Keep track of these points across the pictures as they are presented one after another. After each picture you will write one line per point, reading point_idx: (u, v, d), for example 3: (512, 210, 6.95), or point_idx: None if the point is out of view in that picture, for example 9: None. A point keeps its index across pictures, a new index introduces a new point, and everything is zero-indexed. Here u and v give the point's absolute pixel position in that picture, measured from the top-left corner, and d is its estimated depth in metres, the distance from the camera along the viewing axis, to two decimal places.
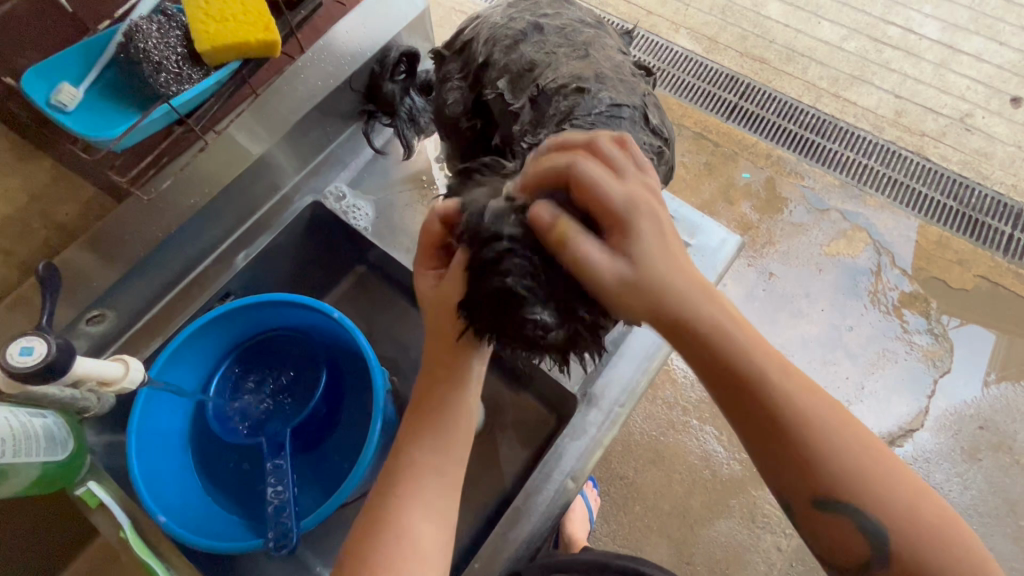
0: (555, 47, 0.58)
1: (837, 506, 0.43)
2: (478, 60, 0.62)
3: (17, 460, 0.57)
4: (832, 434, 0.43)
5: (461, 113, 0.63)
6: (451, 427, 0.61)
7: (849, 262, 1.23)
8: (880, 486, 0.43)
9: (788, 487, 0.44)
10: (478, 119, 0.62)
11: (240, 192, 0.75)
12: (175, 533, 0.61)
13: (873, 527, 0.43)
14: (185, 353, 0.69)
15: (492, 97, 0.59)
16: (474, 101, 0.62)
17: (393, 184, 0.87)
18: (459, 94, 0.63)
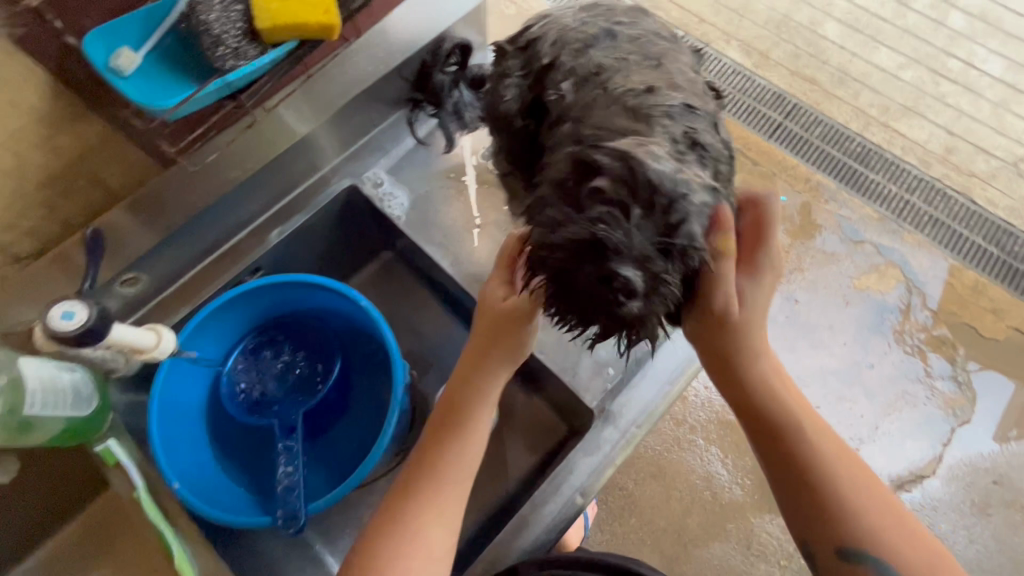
0: (625, 54, 0.56)
1: (856, 552, 0.50)
2: (542, 61, 0.60)
3: (45, 414, 0.59)
4: (849, 478, 0.52)
5: (515, 112, 0.62)
6: (463, 432, 0.60)
7: (877, 298, 1.20)
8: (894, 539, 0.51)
9: (809, 531, 0.52)
10: (531, 119, 0.62)
11: (280, 168, 0.75)
12: (187, 501, 0.62)
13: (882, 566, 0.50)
14: (211, 324, 0.70)
15: (553, 97, 0.58)
16: (531, 101, 0.61)
17: (432, 176, 0.86)
18: (518, 92, 0.63)
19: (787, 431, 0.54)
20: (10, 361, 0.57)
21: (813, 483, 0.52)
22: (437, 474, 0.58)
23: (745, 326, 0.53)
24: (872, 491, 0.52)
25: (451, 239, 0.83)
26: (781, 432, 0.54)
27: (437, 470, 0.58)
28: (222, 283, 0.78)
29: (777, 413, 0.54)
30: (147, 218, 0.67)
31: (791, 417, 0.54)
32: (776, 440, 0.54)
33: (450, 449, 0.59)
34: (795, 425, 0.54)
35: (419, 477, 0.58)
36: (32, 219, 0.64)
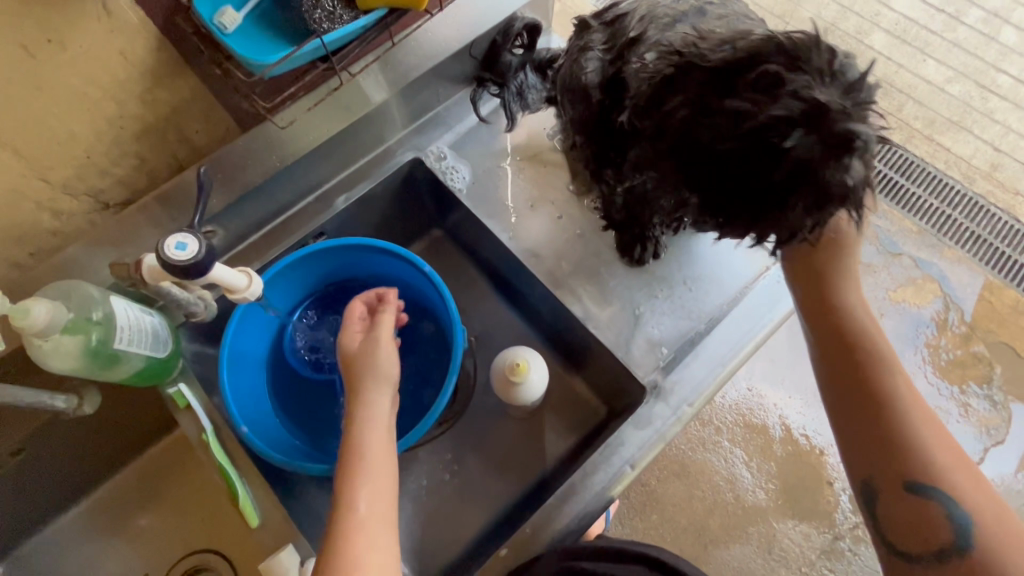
0: (715, 25, 0.57)
1: (923, 485, 0.52)
2: (629, 35, 0.61)
3: (129, 349, 0.62)
4: (925, 412, 0.55)
5: (594, 85, 0.63)
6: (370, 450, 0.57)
7: (914, 312, 1.18)
8: (959, 475, 0.53)
9: (879, 460, 0.54)
10: (608, 94, 0.63)
11: (349, 139, 0.78)
12: (253, 445, 0.65)
13: (949, 501, 0.52)
14: (280, 281, 0.73)
15: (636, 67, 0.58)
16: (611, 76, 0.62)
17: (491, 154, 0.88)
18: (599, 65, 0.63)
19: (868, 359, 0.58)
20: (106, 297, 0.61)
21: (885, 408, 0.55)
22: (348, 489, 0.55)
23: (841, 260, 0.60)
24: (942, 434, 0.55)
25: (504, 215, 0.84)
26: (863, 355, 0.58)
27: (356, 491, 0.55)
28: (290, 242, 0.80)
29: (862, 339, 0.59)
30: (225, 179, 0.70)
31: (876, 352, 0.58)
32: (854, 364, 0.58)
33: (350, 461, 0.56)
34: (878, 354, 0.58)
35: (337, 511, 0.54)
36: (123, 168, 0.68)
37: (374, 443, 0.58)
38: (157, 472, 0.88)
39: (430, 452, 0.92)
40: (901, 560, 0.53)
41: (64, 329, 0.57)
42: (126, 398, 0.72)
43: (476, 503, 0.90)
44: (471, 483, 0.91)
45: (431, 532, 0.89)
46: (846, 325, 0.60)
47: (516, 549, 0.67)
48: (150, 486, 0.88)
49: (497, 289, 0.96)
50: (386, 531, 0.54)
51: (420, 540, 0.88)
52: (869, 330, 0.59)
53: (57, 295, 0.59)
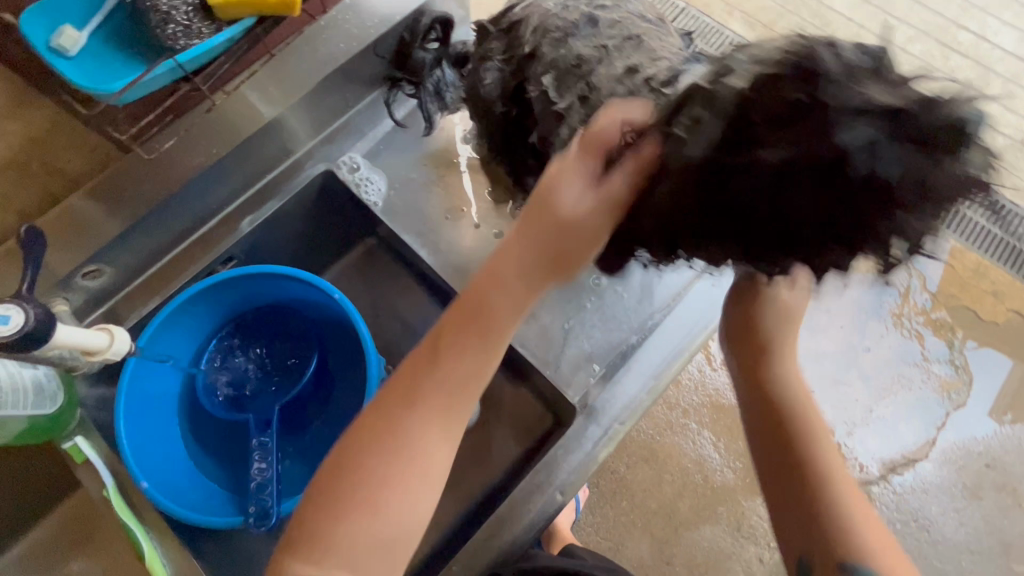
0: (607, 39, 0.56)
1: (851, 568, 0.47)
2: (523, 50, 0.60)
3: (3, 413, 0.57)
4: (851, 491, 0.50)
5: (496, 98, 0.64)
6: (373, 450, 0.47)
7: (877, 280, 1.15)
8: (889, 559, 0.47)
9: (803, 539, 0.49)
10: (513, 106, 0.63)
11: (250, 153, 0.72)
12: (155, 501, 0.61)
13: None
14: (178, 320, 0.67)
15: (535, 93, 0.58)
16: (512, 89, 0.62)
17: (411, 163, 0.81)
18: (497, 77, 0.63)
19: (794, 428, 0.53)
20: None
21: (809, 482, 0.50)
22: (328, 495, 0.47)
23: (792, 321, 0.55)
24: (869, 518, 0.49)
25: (431, 228, 0.79)
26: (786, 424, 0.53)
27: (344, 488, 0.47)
28: (197, 270, 0.74)
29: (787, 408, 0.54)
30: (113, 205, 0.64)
31: (801, 412, 0.53)
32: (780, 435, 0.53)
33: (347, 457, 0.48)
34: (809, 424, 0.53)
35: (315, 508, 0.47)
36: None
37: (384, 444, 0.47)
38: (89, 513, 0.85)
39: None
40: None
41: None
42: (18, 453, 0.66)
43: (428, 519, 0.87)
44: None
45: None
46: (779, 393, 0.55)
47: None
48: (82, 528, 0.84)
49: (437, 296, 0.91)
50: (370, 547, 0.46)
51: None
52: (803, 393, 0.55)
53: None
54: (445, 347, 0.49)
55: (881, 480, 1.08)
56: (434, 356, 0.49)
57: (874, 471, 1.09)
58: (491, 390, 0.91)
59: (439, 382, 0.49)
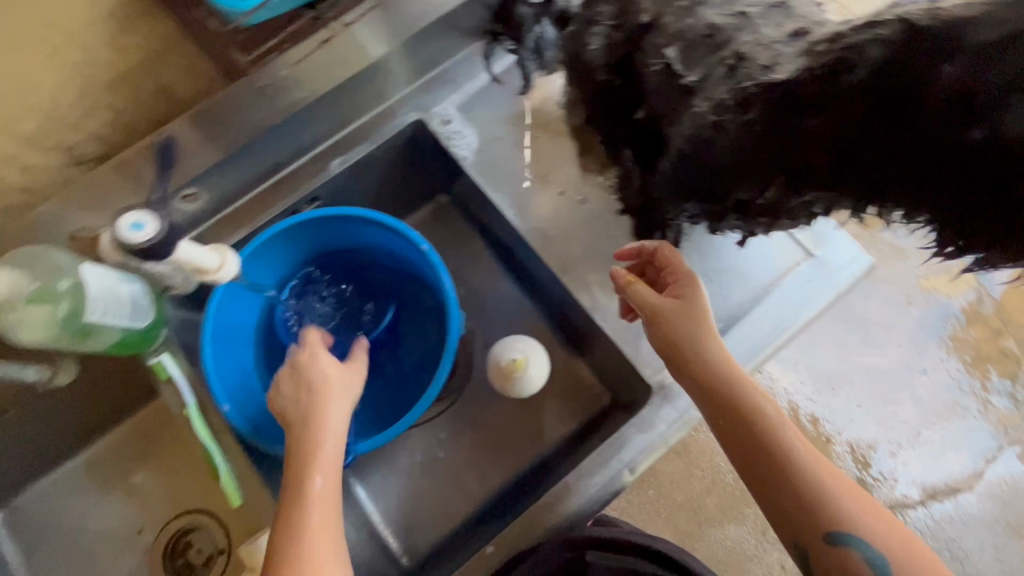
0: (746, 7, 0.49)
1: (841, 537, 0.51)
2: (641, 18, 0.53)
3: (102, 321, 0.58)
4: (819, 467, 0.53)
5: (601, 64, 0.58)
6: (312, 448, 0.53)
7: (942, 301, 1.30)
8: (867, 519, 0.51)
9: (792, 528, 0.52)
10: (617, 76, 0.59)
11: (349, 94, 0.71)
12: (235, 424, 0.62)
13: (866, 546, 0.50)
14: (266, 252, 0.68)
15: (655, 68, 0.51)
16: (619, 59, 0.57)
17: (504, 120, 0.79)
18: (603, 44, 0.57)
19: (756, 424, 0.54)
20: (73, 265, 0.56)
21: (784, 474, 0.52)
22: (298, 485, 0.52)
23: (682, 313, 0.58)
24: (845, 485, 0.53)
25: (520, 186, 0.77)
26: (743, 419, 0.55)
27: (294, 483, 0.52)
28: (283, 207, 0.74)
29: (743, 403, 0.55)
30: (211, 133, 0.63)
31: (742, 406, 0.55)
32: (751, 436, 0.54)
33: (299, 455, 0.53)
34: (764, 416, 0.54)
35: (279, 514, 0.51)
36: (95, 120, 0.62)
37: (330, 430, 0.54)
38: (155, 428, 0.88)
39: (426, 427, 0.90)
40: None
41: (28, 298, 0.53)
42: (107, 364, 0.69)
43: (472, 480, 0.88)
44: (471, 459, 0.89)
45: (426, 506, 0.87)
46: (722, 387, 0.56)
47: (508, 544, 0.64)
48: (142, 446, 0.87)
49: (504, 263, 0.91)
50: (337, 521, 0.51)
51: (412, 514, 0.87)
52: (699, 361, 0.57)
53: (22, 261, 0.55)
54: (336, 381, 0.58)
55: (919, 503, 1.22)
56: (324, 391, 0.57)
57: (914, 494, 1.22)
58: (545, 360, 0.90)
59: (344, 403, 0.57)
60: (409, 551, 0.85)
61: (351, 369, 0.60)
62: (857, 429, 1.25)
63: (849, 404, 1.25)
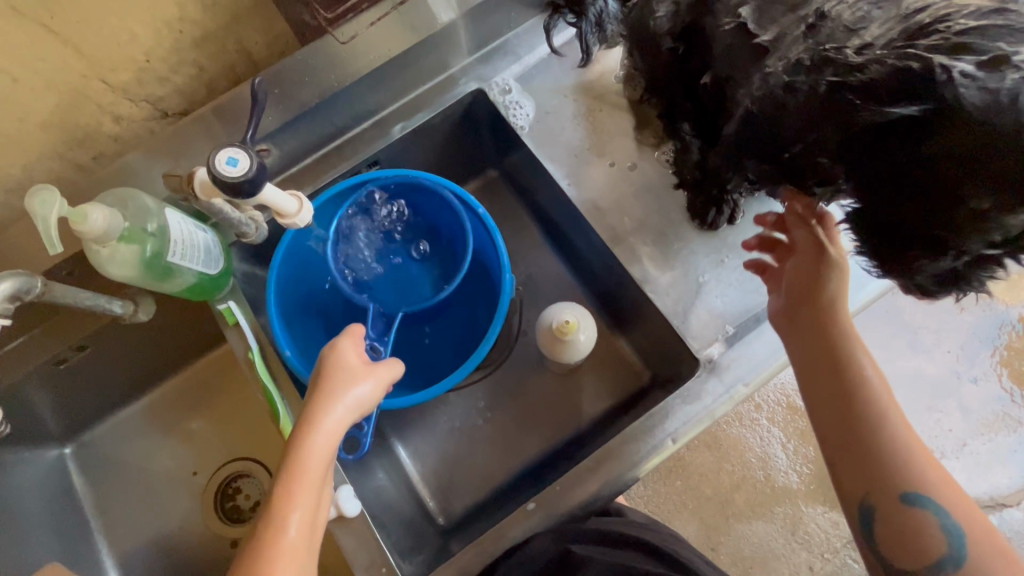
0: None
1: (917, 498, 0.53)
2: None
3: (182, 264, 0.62)
4: (909, 438, 0.55)
5: (666, 32, 0.59)
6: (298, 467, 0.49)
7: (1001, 310, 1.25)
8: (944, 494, 0.54)
9: (868, 484, 0.55)
10: (682, 43, 0.60)
11: (414, 60, 0.73)
12: (295, 369, 0.67)
13: (941, 513, 0.53)
14: (328, 210, 0.73)
15: (728, 26, 0.51)
16: (684, 25, 0.58)
17: (561, 90, 0.80)
18: (670, 11, 0.58)
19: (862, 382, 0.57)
20: (160, 209, 0.60)
21: (877, 432, 0.55)
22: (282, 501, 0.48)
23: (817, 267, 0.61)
24: (927, 460, 0.55)
25: (575, 158, 0.77)
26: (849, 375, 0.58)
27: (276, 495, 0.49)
28: (345, 169, 0.77)
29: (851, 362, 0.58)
30: (284, 94, 0.67)
31: (851, 359, 0.58)
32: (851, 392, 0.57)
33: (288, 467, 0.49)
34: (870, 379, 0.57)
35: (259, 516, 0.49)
36: (182, 77, 0.66)
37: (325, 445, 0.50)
38: (213, 378, 0.93)
39: (465, 394, 0.91)
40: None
41: (121, 237, 0.57)
42: (179, 307, 0.75)
43: (508, 450, 0.89)
44: (509, 429, 0.90)
45: (461, 472, 0.89)
46: (842, 342, 0.59)
47: (550, 505, 0.65)
48: (199, 394, 0.93)
49: (550, 239, 0.92)
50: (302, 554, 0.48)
51: (449, 477, 0.89)
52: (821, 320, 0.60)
53: (112, 203, 0.59)
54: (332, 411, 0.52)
55: None
56: (314, 418, 0.51)
57: None
58: None
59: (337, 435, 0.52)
60: (445, 512, 0.87)
61: (362, 392, 0.55)
62: None
63: None
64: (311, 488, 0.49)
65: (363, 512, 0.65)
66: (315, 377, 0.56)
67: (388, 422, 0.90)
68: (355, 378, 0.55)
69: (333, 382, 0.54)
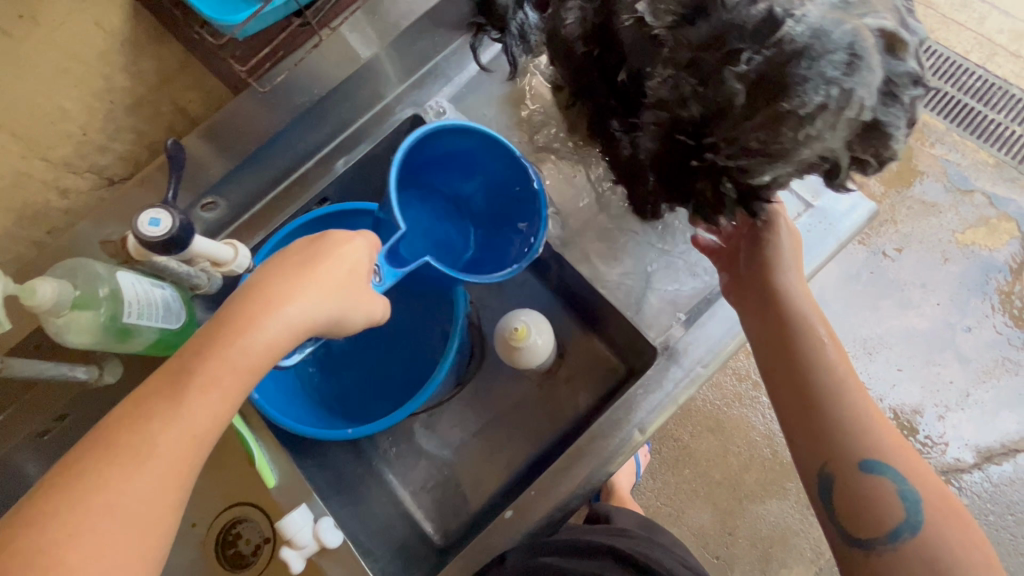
0: None
1: (874, 464, 0.54)
2: None
3: (140, 322, 0.64)
4: (865, 404, 0.56)
5: (576, 38, 0.59)
6: (254, 323, 0.47)
7: (985, 255, 1.24)
8: (902, 459, 0.54)
9: (824, 451, 0.55)
10: (595, 46, 0.59)
11: (346, 96, 0.75)
12: (266, 410, 0.69)
13: (897, 477, 0.53)
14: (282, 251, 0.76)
15: None
16: (595, 28, 0.58)
17: (494, 106, 0.83)
18: (580, 17, 0.58)
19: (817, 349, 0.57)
20: (111, 273, 0.61)
21: (834, 399, 0.55)
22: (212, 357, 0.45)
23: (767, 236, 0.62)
24: (882, 425, 0.56)
25: None
26: (802, 343, 0.58)
27: (212, 345, 0.45)
28: (295, 209, 0.79)
29: (805, 330, 0.58)
30: (220, 145, 0.68)
31: (806, 327, 0.59)
32: (806, 360, 0.57)
33: (236, 317, 0.46)
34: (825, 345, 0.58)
35: (184, 357, 0.45)
36: (122, 143, 0.68)
37: (292, 318, 0.48)
38: None
39: (449, 412, 0.92)
40: (854, 548, 0.53)
41: (73, 305, 0.58)
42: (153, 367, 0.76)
43: (498, 462, 0.90)
44: (496, 440, 0.91)
45: (454, 489, 0.90)
46: (794, 311, 0.60)
47: (531, 509, 0.66)
48: None
49: None
50: (200, 420, 0.44)
51: (443, 495, 0.89)
52: (772, 288, 0.61)
53: (63, 273, 0.61)
54: (297, 305, 0.48)
55: (975, 468, 1.17)
56: (286, 292, 0.49)
57: (968, 458, 1.18)
58: (562, 341, 0.92)
59: (296, 330, 0.48)
60: (442, 529, 0.88)
61: (345, 293, 0.52)
62: (899, 392, 1.20)
63: (888, 367, 1.21)
64: (237, 381, 0.46)
65: (344, 542, 0.67)
66: (311, 243, 0.53)
67: (375, 448, 0.91)
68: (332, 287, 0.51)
69: (319, 269, 0.51)
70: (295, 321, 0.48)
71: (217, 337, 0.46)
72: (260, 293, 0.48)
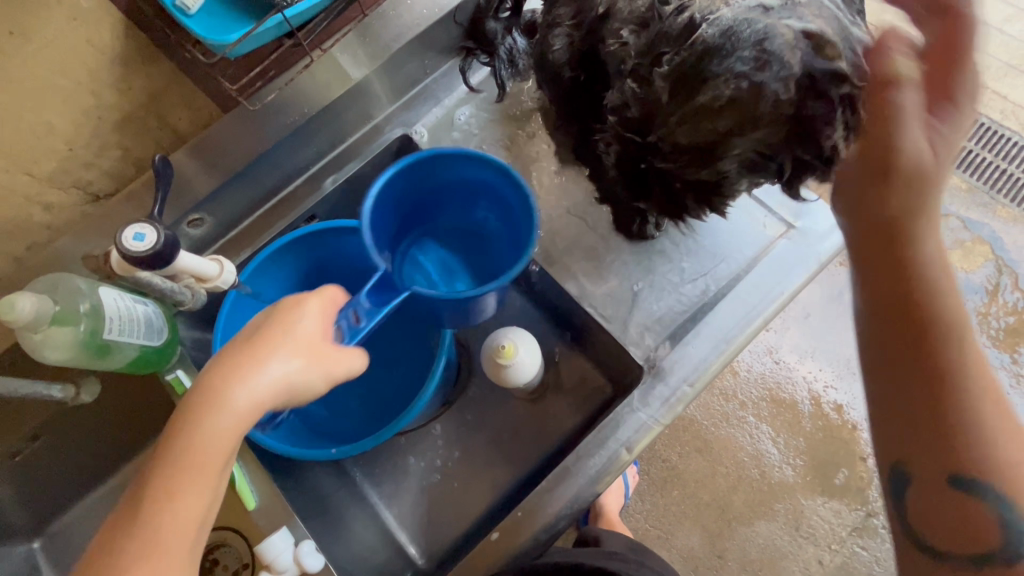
0: None
1: (977, 481, 0.42)
2: (596, 10, 0.56)
3: (120, 339, 0.63)
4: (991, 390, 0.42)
5: (564, 63, 0.60)
6: (246, 380, 0.45)
7: (963, 277, 1.27)
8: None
9: (916, 445, 0.44)
10: (581, 70, 0.60)
11: (335, 116, 0.76)
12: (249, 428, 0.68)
13: (1011, 499, 0.41)
14: (270, 268, 0.75)
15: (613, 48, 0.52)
16: (581, 53, 0.59)
17: (482, 127, 0.84)
18: (567, 44, 0.59)
19: (930, 310, 0.44)
20: (93, 288, 0.61)
21: (942, 383, 0.43)
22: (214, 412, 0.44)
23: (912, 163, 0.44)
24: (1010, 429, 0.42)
25: None
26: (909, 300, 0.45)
27: (214, 402, 0.44)
28: (282, 226, 0.79)
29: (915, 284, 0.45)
30: (208, 163, 0.69)
31: (918, 285, 0.45)
32: (910, 321, 0.45)
33: (232, 368, 0.45)
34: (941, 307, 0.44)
35: (187, 416, 0.44)
36: (109, 159, 0.68)
37: (286, 371, 0.47)
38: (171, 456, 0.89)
39: (435, 432, 0.91)
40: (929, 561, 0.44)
41: (53, 321, 0.57)
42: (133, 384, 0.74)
43: (485, 483, 0.89)
44: (482, 461, 0.90)
45: (440, 512, 0.88)
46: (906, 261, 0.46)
47: (516, 530, 0.65)
48: None
49: None
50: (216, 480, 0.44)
51: (428, 518, 0.88)
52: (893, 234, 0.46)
53: (44, 289, 0.60)
54: (303, 358, 0.48)
55: None
56: (273, 347, 0.47)
57: None
58: (549, 360, 0.91)
59: (290, 385, 0.47)
60: (427, 552, 0.86)
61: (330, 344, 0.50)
62: None
63: None
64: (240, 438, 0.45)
65: (325, 566, 0.65)
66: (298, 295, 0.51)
67: (360, 469, 0.90)
68: (319, 337, 0.49)
69: (313, 321, 0.50)
70: (300, 376, 0.47)
71: (200, 403, 0.44)
72: (249, 344, 0.47)
